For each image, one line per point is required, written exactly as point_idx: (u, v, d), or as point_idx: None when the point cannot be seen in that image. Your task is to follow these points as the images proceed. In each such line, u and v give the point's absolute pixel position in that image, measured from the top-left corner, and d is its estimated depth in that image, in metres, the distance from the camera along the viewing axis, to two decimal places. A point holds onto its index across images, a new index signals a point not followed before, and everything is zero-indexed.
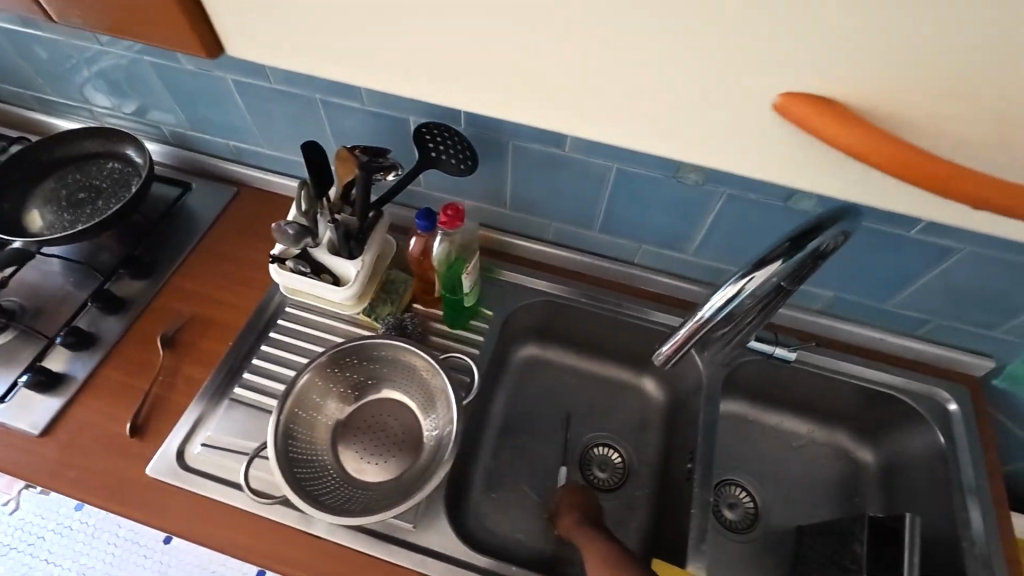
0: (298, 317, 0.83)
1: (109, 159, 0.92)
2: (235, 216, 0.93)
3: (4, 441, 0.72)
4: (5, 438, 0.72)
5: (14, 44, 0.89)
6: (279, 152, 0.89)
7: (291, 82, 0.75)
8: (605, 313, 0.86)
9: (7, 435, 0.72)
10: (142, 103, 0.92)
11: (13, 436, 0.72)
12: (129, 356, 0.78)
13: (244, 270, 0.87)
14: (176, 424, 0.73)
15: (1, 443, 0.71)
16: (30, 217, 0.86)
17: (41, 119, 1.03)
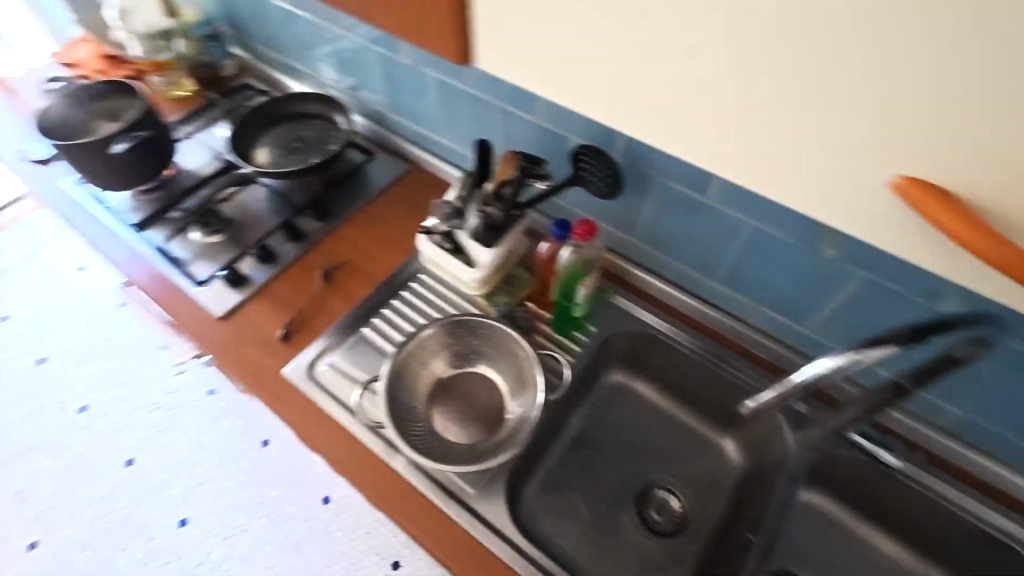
0: (428, 284, 0.95)
1: (321, 122, 1.12)
2: (402, 188, 1.09)
3: (194, 316, 0.92)
4: (196, 314, 0.92)
5: (285, 19, 1.13)
6: (454, 144, 1.03)
7: (483, 88, 0.88)
8: (705, 362, 0.86)
9: (199, 312, 0.92)
10: (360, 82, 1.11)
11: (201, 314, 0.92)
12: (295, 278, 0.95)
13: (397, 234, 1.02)
14: (314, 342, 0.88)
15: (192, 317, 0.91)
16: (255, 153, 1.08)
17: (284, 80, 1.28)
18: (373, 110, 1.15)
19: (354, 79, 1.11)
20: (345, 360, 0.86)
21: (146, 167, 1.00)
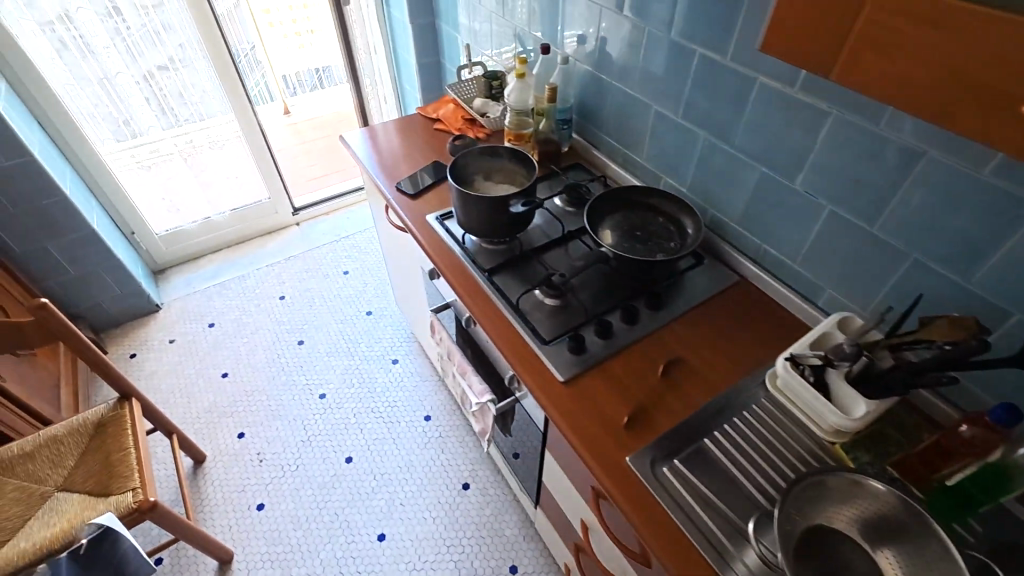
0: (771, 411, 0.90)
1: (664, 219, 1.16)
2: (734, 300, 1.08)
3: (533, 366, 0.97)
4: (534, 363, 0.98)
5: (653, 122, 1.22)
6: (812, 274, 1.00)
7: (898, 235, 0.84)
8: None
9: (536, 362, 0.98)
10: (713, 191, 1.14)
11: (539, 364, 0.97)
12: (633, 364, 0.97)
13: (733, 347, 0.99)
14: (656, 437, 0.87)
15: (530, 363, 0.98)
16: (603, 234, 1.14)
17: (615, 169, 1.37)
18: (711, 217, 1.17)
19: (707, 187, 1.15)
20: (687, 466, 0.83)
21: (519, 229, 1.13)
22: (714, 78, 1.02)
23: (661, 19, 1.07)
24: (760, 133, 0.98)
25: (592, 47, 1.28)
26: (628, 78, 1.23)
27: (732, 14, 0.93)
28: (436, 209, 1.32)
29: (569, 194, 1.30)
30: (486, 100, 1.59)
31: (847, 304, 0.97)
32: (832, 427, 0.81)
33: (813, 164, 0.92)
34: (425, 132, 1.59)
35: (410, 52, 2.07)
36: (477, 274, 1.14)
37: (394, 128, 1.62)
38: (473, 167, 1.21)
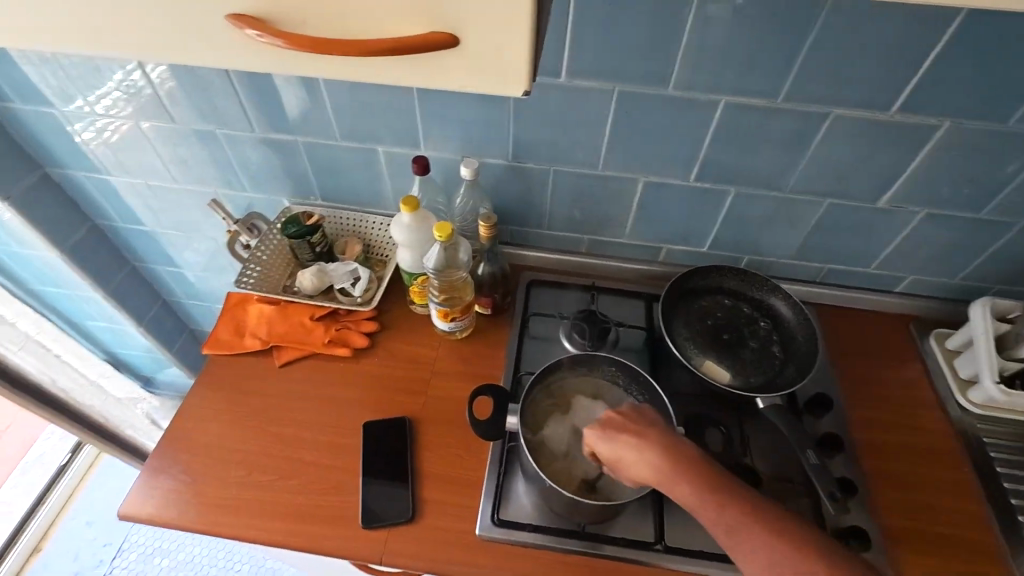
0: (996, 432, 0.84)
1: (727, 298, 0.91)
2: (838, 336, 0.95)
3: (761, 553, 0.53)
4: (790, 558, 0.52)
5: (638, 195, 0.88)
6: (892, 271, 0.93)
7: (1010, 211, 0.80)
8: None
9: (749, 537, 0.54)
10: (752, 240, 0.92)
11: (781, 550, 0.53)
12: (895, 499, 0.76)
13: (902, 392, 0.88)
14: (1007, 567, 0.72)
15: (784, 562, 0.52)
16: (708, 370, 0.83)
17: (585, 262, 1.00)
18: (749, 262, 0.96)
19: (743, 237, 0.91)
20: None
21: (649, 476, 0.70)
22: (754, 125, 0.74)
23: (647, 72, 0.71)
24: (829, 168, 0.78)
25: (498, 132, 0.82)
26: (584, 157, 0.83)
27: (788, 44, 0.65)
28: (464, 505, 0.74)
29: (593, 338, 0.88)
30: (319, 267, 0.93)
31: (934, 280, 0.93)
32: None
33: (906, 180, 0.77)
34: (268, 381, 0.86)
35: (31, 244, 1.08)
36: (654, 561, 0.69)
37: (198, 414, 0.82)
38: (534, 400, 0.75)
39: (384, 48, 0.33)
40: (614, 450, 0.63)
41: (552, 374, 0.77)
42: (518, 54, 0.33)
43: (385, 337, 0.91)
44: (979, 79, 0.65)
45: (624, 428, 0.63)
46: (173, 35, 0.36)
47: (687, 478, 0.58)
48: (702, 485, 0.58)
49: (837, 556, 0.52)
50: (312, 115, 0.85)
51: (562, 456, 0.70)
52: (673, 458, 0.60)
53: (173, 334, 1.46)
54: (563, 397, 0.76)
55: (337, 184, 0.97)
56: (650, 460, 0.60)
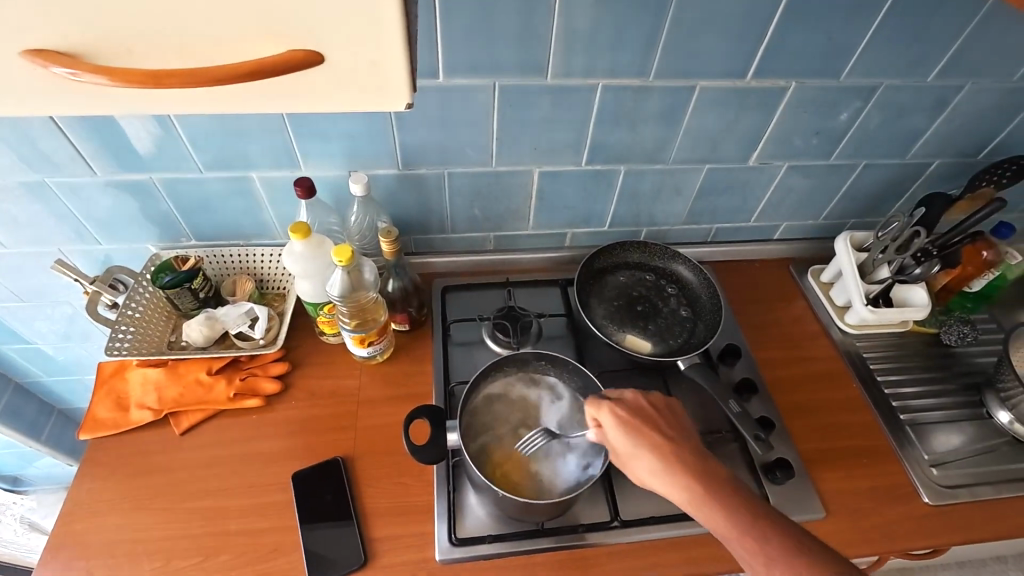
0: (871, 348, 0.96)
1: (635, 271, 0.95)
2: (735, 289, 1.03)
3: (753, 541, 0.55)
4: (773, 547, 0.54)
5: (536, 185, 0.88)
6: (768, 221, 1.02)
7: (852, 155, 0.90)
8: None
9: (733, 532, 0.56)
10: (647, 213, 0.96)
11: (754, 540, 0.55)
12: (806, 427, 0.85)
13: (793, 329, 0.98)
14: (900, 461, 0.83)
15: (770, 546, 0.54)
16: (629, 343, 0.86)
17: (496, 259, 0.99)
18: (648, 234, 1.01)
19: (638, 212, 0.96)
20: (936, 451, 0.84)
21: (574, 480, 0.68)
22: (632, 104, 0.77)
23: (524, 63, 0.70)
24: (703, 136, 0.83)
25: (383, 141, 0.78)
26: (476, 155, 0.81)
27: (650, 25, 0.68)
28: (418, 533, 0.71)
29: (517, 334, 0.88)
30: (208, 315, 0.84)
31: (803, 224, 1.04)
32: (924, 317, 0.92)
33: (768, 138, 0.85)
34: (170, 452, 0.76)
35: None
36: (613, 538, 0.71)
37: (90, 510, 0.71)
38: (470, 408, 0.73)
39: (238, 73, 0.30)
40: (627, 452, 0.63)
41: (485, 378, 0.75)
42: (391, 64, 0.31)
43: (299, 376, 0.84)
44: (813, 42, 0.72)
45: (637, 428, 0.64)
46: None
47: (691, 481, 0.60)
48: (694, 483, 0.60)
49: (810, 544, 0.54)
50: (166, 147, 0.76)
51: (505, 458, 0.70)
52: (670, 460, 0.61)
53: (39, 421, 1.24)
54: (498, 399, 0.75)
55: (210, 220, 0.87)
56: (663, 461, 0.61)
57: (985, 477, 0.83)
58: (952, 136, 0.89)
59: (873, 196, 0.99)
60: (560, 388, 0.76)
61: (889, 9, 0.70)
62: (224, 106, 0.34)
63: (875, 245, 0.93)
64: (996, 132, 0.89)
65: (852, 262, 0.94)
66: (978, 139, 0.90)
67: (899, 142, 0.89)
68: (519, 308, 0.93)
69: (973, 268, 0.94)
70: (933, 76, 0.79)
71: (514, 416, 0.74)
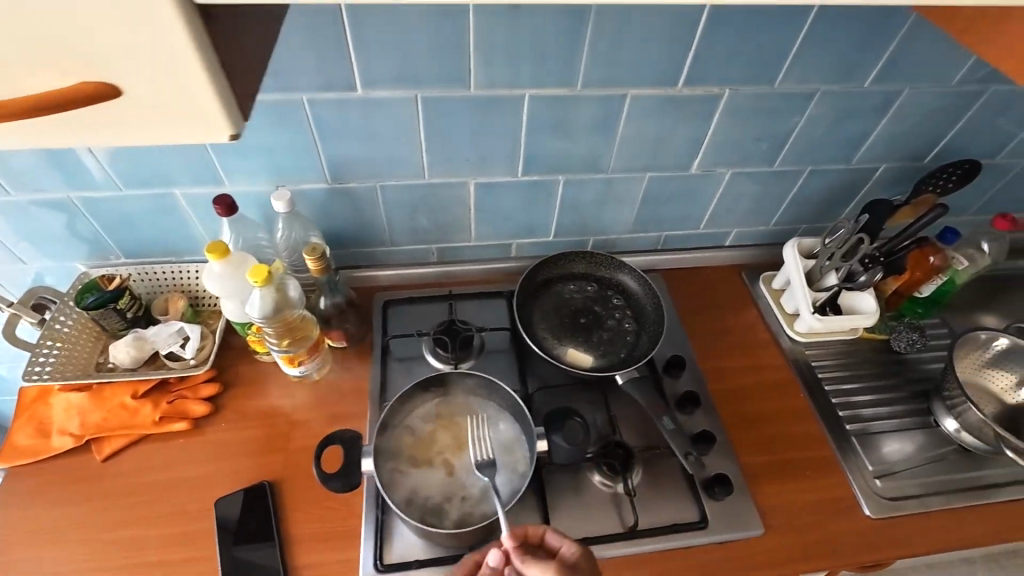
0: (820, 356, 0.95)
1: (583, 281, 0.94)
2: (685, 297, 1.02)
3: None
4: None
5: (473, 197, 0.86)
6: (718, 228, 1.01)
7: (796, 161, 0.89)
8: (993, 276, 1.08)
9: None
10: (592, 222, 0.95)
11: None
12: (749, 440, 0.84)
13: (742, 337, 0.97)
14: (843, 474, 0.81)
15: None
16: (571, 358, 0.85)
17: (440, 271, 0.97)
18: (595, 244, 0.99)
19: (582, 221, 0.94)
20: (880, 462, 0.83)
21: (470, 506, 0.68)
22: (562, 114, 0.75)
23: (445, 75, 0.68)
24: (639, 145, 0.81)
25: (308, 156, 0.76)
26: (407, 168, 0.79)
27: (571, 34, 0.66)
28: (343, 560, 0.69)
29: (456, 349, 0.86)
30: (136, 335, 0.82)
31: (753, 230, 1.02)
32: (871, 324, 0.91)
33: (707, 146, 0.83)
34: (90, 481, 0.73)
35: None
36: None
37: (3, 544, 0.69)
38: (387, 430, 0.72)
39: (26, 109, 0.28)
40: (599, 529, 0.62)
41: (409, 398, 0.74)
42: (203, 99, 0.30)
43: (230, 397, 0.82)
44: (742, 50, 0.70)
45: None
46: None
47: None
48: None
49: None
50: (79, 165, 0.73)
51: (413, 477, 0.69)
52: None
53: None
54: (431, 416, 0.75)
55: (138, 237, 0.84)
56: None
57: (928, 488, 0.82)
58: (896, 141, 0.88)
59: (822, 202, 0.98)
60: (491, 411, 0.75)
61: (818, 15, 0.68)
62: (36, 140, 0.32)
63: (822, 253, 0.92)
64: (940, 136, 0.88)
65: (799, 269, 0.93)
66: (922, 143, 0.89)
67: (843, 148, 0.88)
68: (461, 321, 0.91)
69: (920, 274, 0.93)
70: (869, 81, 0.77)
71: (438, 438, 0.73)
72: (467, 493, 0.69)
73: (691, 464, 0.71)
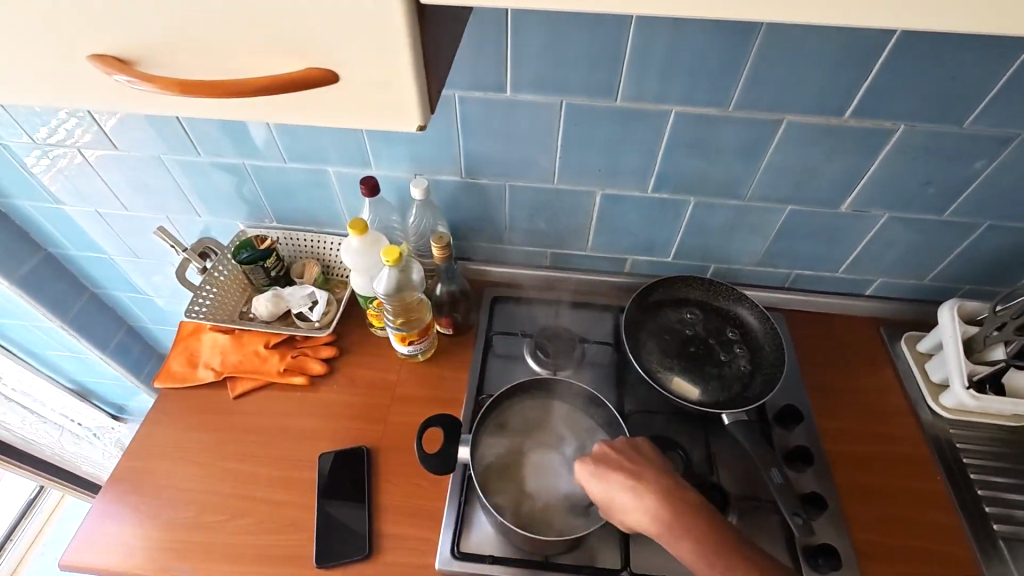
0: (968, 438, 0.82)
1: (694, 310, 0.89)
2: (809, 343, 0.93)
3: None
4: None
5: (598, 208, 0.85)
6: (860, 274, 0.91)
7: (973, 213, 0.78)
8: None
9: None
10: (718, 249, 0.90)
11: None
12: (866, 515, 0.75)
13: (873, 399, 0.87)
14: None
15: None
16: (676, 388, 0.81)
17: (551, 276, 0.97)
18: (716, 271, 0.94)
19: (708, 247, 0.89)
20: None
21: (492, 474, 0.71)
22: (708, 134, 0.72)
23: (594, 85, 0.69)
24: (784, 174, 0.76)
25: (448, 149, 0.79)
26: (538, 171, 0.80)
27: (732, 52, 0.63)
28: (423, 538, 0.72)
29: (557, 356, 0.86)
30: (275, 292, 0.90)
31: (903, 282, 0.91)
32: None
33: (866, 183, 0.76)
34: (222, 414, 0.83)
35: None
36: None
37: (147, 452, 0.79)
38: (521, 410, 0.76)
39: (245, 91, 0.31)
40: (609, 492, 0.63)
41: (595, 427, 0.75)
42: (405, 91, 0.31)
43: (344, 362, 0.88)
44: (928, 82, 0.63)
45: (620, 472, 0.64)
46: (29, 69, 0.33)
47: (691, 530, 0.59)
48: (706, 545, 0.58)
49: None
50: (258, 138, 0.83)
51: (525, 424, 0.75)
52: (679, 516, 0.60)
53: (141, 359, 1.42)
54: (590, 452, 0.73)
55: (291, 205, 0.94)
56: (648, 506, 0.61)
57: None
58: None
59: (999, 262, 0.84)
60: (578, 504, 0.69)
61: None
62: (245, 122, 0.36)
63: (989, 321, 0.78)
64: None
65: (956, 337, 0.81)
66: None
67: None
68: (565, 329, 0.90)
69: None
70: None
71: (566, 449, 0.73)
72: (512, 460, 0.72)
73: (798, 526, 0.66)
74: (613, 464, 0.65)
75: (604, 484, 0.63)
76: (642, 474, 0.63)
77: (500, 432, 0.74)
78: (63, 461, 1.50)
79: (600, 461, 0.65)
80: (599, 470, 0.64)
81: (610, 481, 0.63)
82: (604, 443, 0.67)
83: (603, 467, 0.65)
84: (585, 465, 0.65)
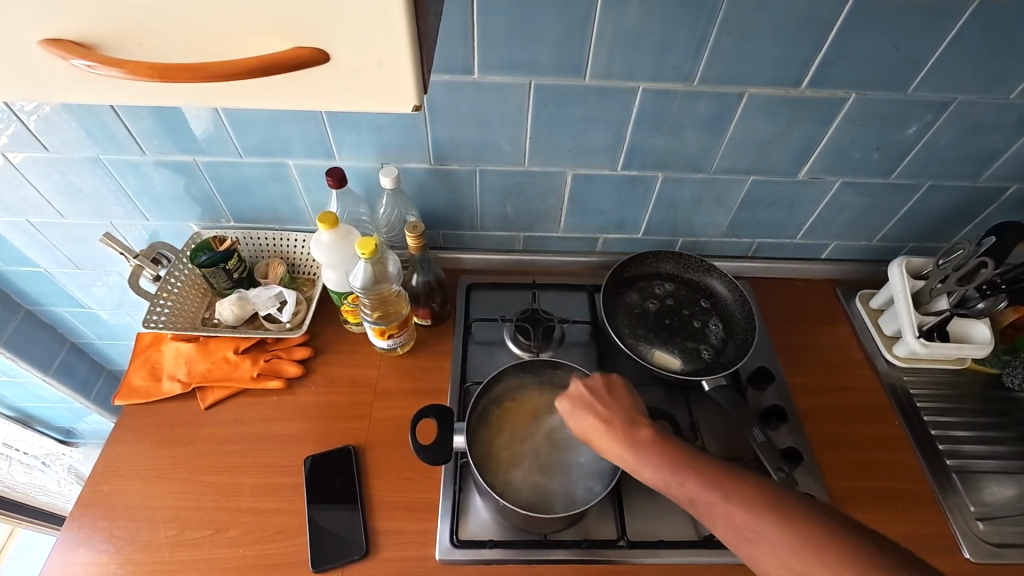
0: (920, 383, 0.89)
1: (665, 282, 0.92)
2: (774, 305, 0.98)
3: (726, 524, 0.53)
4: (766, 529, 0.51)
5: (570, 188, 0.85)
6: (817, 239, 0.96)
7: (915, 173, 0.83)
8: None
9: (715, 509, 0.54)
10: (687, 222, 0.92)
11: (747, 521, 0.52)
12: (839, 463, 0.80)
13: (837, 355, 0.92)
14: (941, 512, 0.76)
15: (752, 533, 0.51)
16: (657, 360, 0.84)
17: (526, 259, 0.97)
18: (683, 245, 0.96)
19: (678, 221, 0.92)
20: (985, 502, 0.77)
21: (478, 435, 0.72)
22: (674, 109, 0.74)
23: (562, 64, 0.68)
24: (747, 145, 0.79)
25: (415, 135, 0.77)
26: (509, 153, 0.80)
27: (693, 27, 0.65)
28: (421, 530, 0.71)
29: (540, 338, 0.86)
30: (240, 295, 0.86)
31: (856, 244, 0.97)
32: (984, 353, 0.84)
33: (822, 151, 0.80)
34: (195, 426, 0.79)
35: None
36: (618, 557, 0.69)
37: (116, 473, 0.75)
38: (518, 391, 0.77)
39: (236, 74, 0.30)
40: (582, 431, 0.65)
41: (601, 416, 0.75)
42: (399, 69, 0.31)
43: (321, 362, 0.86)
44: (873, 51, 0.67)
45: (589, 413, 0.65)
46: None
47: (655, 457, 0.59)
48: (669, 465, 0.58)
49: (785, 505, 0.52)
50: (210, 133, 0.78)
51: (538, 403, 0.76)
52: (636, 442, 0.61)
53: (90, 379, 1.33)
54: (572, 451, 0.72)
55: (250, 203, 0.90)
56: (610, 438, 0.62)
57: None
58: None
59: (938, 218, 0.91)
60: (535, 488, 0.69)
61: (971, 18, 0.64)
62: (225, 105, 0.35)
63: (934, 274, 0.84)
64: None
65: (907, 290, 0.87)
66: None
67: (973, 164, 0.81)
68: (543, 311, 0.91)
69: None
70: (1016, 92, 0.71)
71: (558, 438, 0.73)
72: (509, 421, 0.74)
73: (780, 478, 0.71)
74: (585, 407, 0.66)
75: (576, 427, 0.66)
76: (604, 412, 0.65)
77: (505, 414, 0.75)
78: (9, 494, 1.39)
79: (575, 406, 0.66)
80: (573, 409, 0.66)
81: (584, 421, 0.65)
82: (575, 382, 0.68)
83: (576, 411, 0.66)
84: (563, 407, 0.67)
